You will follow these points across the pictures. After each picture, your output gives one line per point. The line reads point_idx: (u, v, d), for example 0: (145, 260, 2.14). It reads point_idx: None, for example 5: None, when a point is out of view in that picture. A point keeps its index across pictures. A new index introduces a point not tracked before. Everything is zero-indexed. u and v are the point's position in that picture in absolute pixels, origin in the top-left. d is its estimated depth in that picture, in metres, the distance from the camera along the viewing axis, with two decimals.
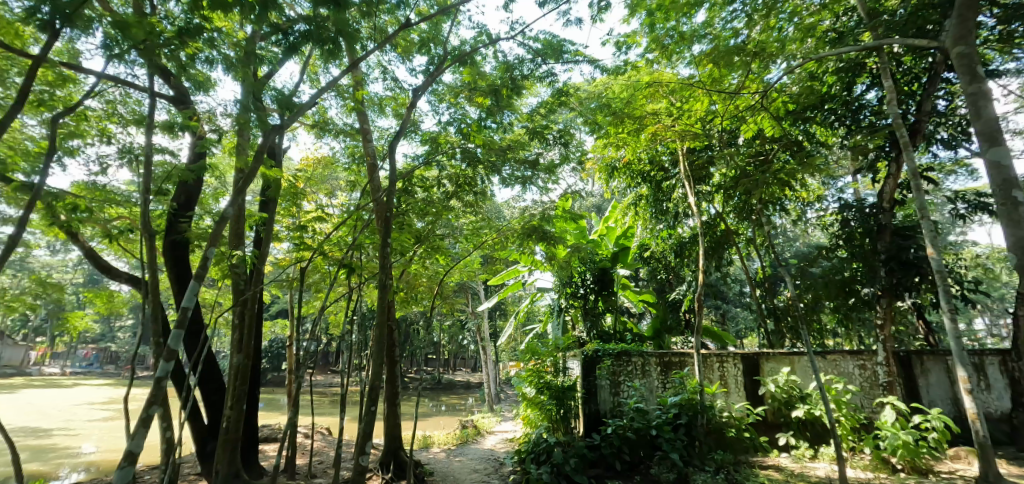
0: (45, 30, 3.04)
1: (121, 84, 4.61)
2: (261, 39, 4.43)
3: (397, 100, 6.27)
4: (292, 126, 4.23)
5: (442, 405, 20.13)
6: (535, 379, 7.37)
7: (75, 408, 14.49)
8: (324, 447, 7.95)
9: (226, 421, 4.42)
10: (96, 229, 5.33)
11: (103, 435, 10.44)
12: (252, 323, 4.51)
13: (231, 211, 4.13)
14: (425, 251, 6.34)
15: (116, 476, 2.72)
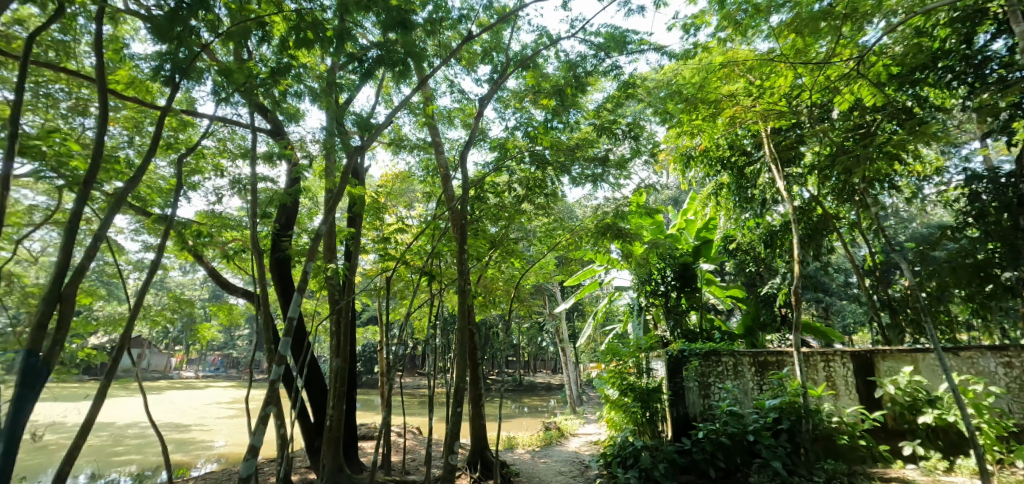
0: (168, 84, 3.54)
1: (229, 123, 5.22)
2: (340, 69, 4.79)
3: (465, 111, 6.46)
4: (371, 146, 4.52)
5: (525, 407, 20.33)
6: (618, 380, 7.27)
7: (208, 407, 16.62)
8: (416, 445, 8.38)
9: (329, 420, 4.80)
10: (217, 252, 6.08)
11: (231, 431, 11.87)
12: (348, 329, 4.87)
13: (323, 229, 4.49)
14: (502, 255, 6.51)
15: (244, 467, 3.07)
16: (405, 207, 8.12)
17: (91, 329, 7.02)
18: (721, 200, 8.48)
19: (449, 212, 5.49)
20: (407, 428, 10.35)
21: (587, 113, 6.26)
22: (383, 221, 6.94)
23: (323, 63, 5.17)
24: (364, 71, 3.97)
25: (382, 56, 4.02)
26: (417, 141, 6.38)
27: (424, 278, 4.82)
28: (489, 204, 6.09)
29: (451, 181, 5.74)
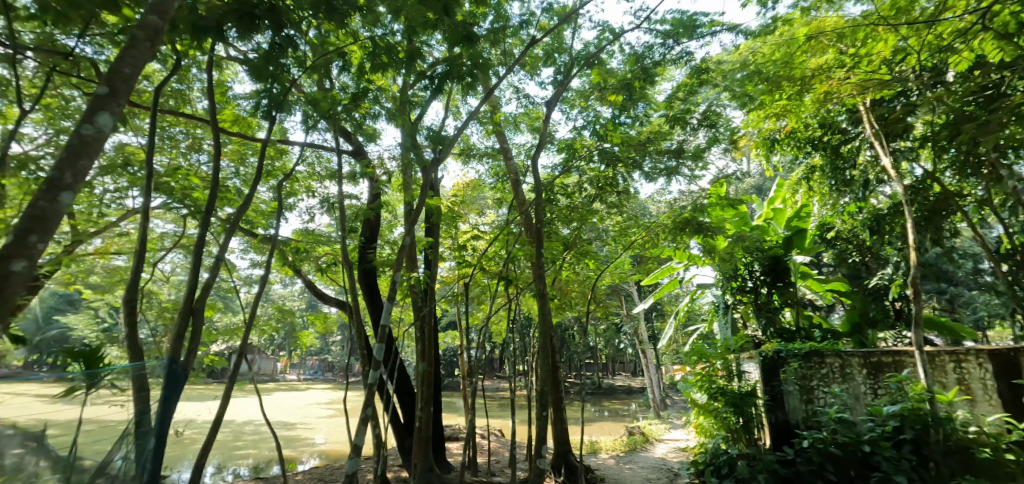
0: (267, 118, 3.93)
1: (318, 148, 5.68)
2: (411, 87, 5.03)
3: (531, 115, 6.49)
4: (444, 158, 4.68)
5: (606, 410, 19.87)
6: (707, 384, 6.85)
7: (310, 408, 18.14)
8: (499, 448, 8.52)
9: (419, 422, 5.02)
10: (313, 266, 6.64)
11: (331, 430, 12.86)
12: (432, 335, 5.07)
13: (405, 241, 4.74)
14: (575, 257, 6.41)
15: (348, 465, 3.30)
16: (477, 214, 8.32)
17: (214, 338, 7.97)
18: (815, 185, 7.72)
19: (521, 217, 5.52)
20: (490, 431, 10.55)
21: (657, 105, 6.01)
22: (456, 229, 7.15)
23: (395, 83, 5.46)
24: (434, 87, 4.13)
25: (449, 70, 4.14)
26: (486, 149, 6.50)
27: (501, 283, 4.89)
28: (561, 206, 6.05)
29: (521, 186, 5.77)
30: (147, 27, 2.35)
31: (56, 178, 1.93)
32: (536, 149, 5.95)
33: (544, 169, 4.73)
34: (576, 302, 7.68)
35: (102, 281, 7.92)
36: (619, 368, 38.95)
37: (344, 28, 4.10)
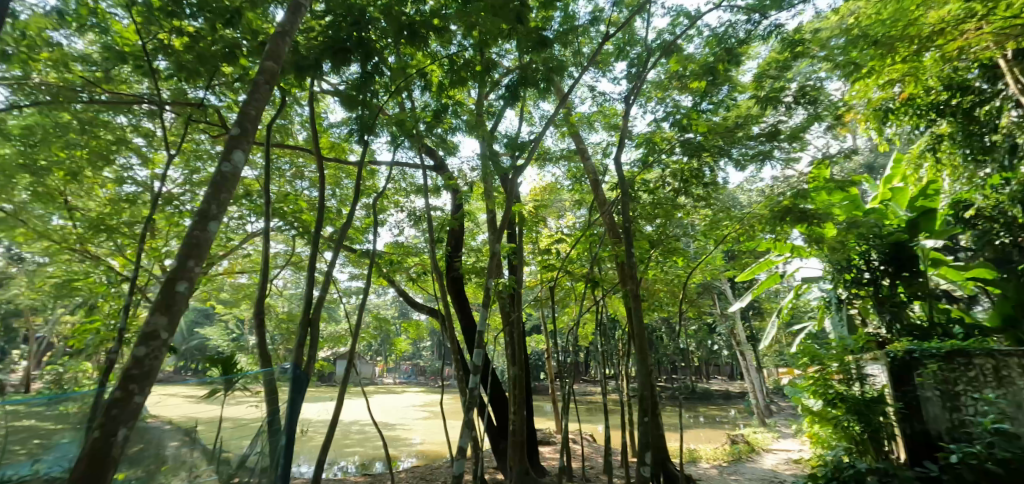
0: (360, 142, 4.27)
1: (404, 165, 6.04)
2: (486, 98, 5.16)
3: (606, 113, 6.35)
4: (522, 164, 4.72)
5: (703, 416, 18.69)
6: (821, 389, 6.15)
7: (407, 409, 19.21)
8: (593, 453, 8.36)
9: (513, 426, 5.09)
10: (405, 276, 7.06)
11: (427, 431, 13.50)
12: (521, 339, 5.12)
13: (490, 248, 4.86)
14: (661, 255, 6.11)
15: (454, 466, 3.43)
16: (556, 217, 8.29)
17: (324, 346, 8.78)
18: (945, 157, 6.66)
19: (602, 217, 5.41)
20: (582, 436, 10.39)
21: (744, 88, 5.58)
22: (536, 234, 7.18)
23: (471, 96, 5.64)
24: (508, 95, 4.20)
25: (522, 77, 4.19)
26: (561, 151, 6.46)
27: (587, 285, 4.81)
28: (644, 203, 5.82)
29: (600, 185, 5.66)
30: (266, 72, 2.67)
31: (206, 212, 2.27)
32: (612, 146, 5.78)
33: (624, 165, 4.59)
34: (666, 302, 7.35)
35: (232, 297, 9.09)
36: (714, 371, 36.48)
37: (422, 49, 4.33)
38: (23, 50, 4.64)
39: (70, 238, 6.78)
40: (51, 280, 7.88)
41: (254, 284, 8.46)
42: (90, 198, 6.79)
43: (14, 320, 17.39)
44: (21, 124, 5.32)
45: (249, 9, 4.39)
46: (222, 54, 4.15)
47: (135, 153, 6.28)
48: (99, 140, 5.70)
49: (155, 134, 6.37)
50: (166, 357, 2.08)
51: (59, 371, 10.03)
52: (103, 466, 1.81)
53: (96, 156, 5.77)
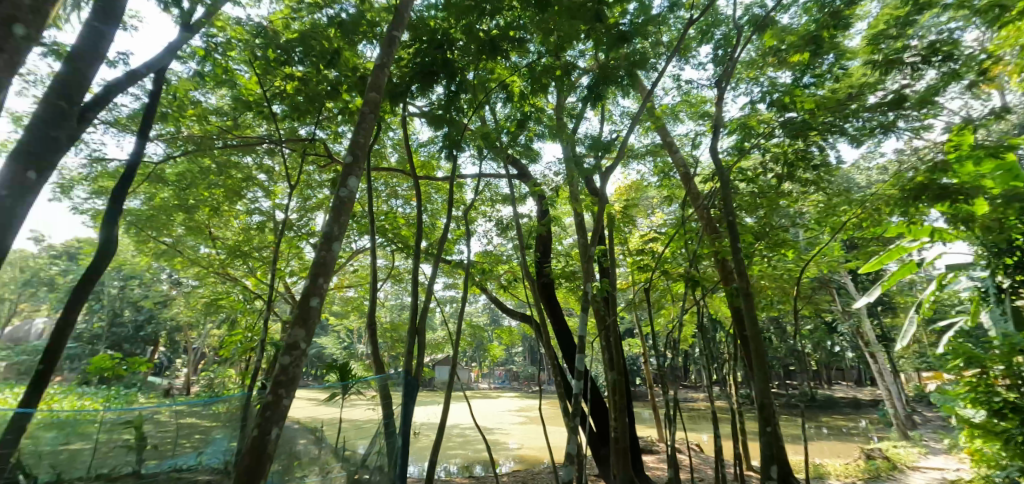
0: (448, 158, 4.49)
1: (489, 176, 6.23)
2: (565, 102, 5.16)
3: (692, 102, 6.02)
4: (606, 164, 4.61)
5: (826, 427, 16.66)
6: (978, 398, 5.19)
7: (503, 414, 19.59)
8: (701, 465, 7.81)
9: (614, 432, 4.93)
10: (496, 283, 7.24)
11: (525, 436, 13.65)
12: (619, 342, 4.97)
13: (580, 250, 4.81)
14: (768, 249, 5.38)
15: (564, 472, 3.42)
16: (644, 216, 8.00)
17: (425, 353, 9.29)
18: None
19: (697, 210, 5.10)
20: (687, 446, 9.78)
21: (855, 54, 4.96)
22: (624, 234, 6.98)
23: (550, 102, 5.67)
24: (589, 96, 4.16)
25: (601, 74, 4.11)
26: (645, 147, 6.19)
27: (687, 284, 4.52)
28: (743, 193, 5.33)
29: (691, 177, 5.33)
30: (370, 102, 2.92)
31: (330, 234, 2.53)
32: (702, 135, 5.42)
33: (718, 153, 4.28)
34: (776, 301, 6.68)
35: (343, 309, 9.99)
36: (837, 376, 32.41)
37: (501, 61, 4.45)
38: (176, 109, 5.56)
39: (215, 263, 7.92)
40: (202, 300, 9.28)
41: (361, 297, 9.22)
42: (228, 229, 7.90)
43: (176, 335, 20.68)
44: (176, 170, 6.36)
45: (347, 48, 4.85)
46: (326, 91, 4.62)
47: (261, 187, 7.19)
48: (233, 178, 6.63)
49: (275, 168, 7.25)
50: (304, 364, 2.34)
51: (211, 378, 11.73)
52: (262, 459, 2.08)
53: (232, 192, 6.71)
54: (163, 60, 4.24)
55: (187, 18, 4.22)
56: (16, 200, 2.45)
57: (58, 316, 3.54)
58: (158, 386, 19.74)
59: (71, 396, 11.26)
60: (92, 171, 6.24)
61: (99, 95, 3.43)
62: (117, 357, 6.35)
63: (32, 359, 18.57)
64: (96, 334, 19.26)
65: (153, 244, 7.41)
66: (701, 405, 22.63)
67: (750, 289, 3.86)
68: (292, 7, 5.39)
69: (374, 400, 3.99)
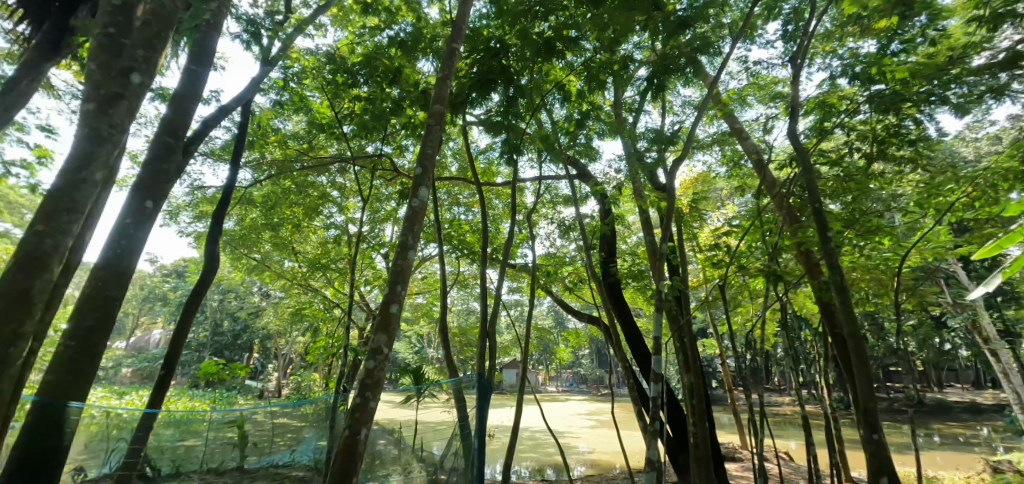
0: (508, 163, 4.54)
1: (548, 178, 6.22)
2: (624, 97, 5.03)
3: (762, 85, 5.64)
4: (669, 158, 4.42)
5: (940, 435, 14.80)
6: None
7: (573, 418, 19.38)
8: (793, 474, 7.23)
9: (694, 437, 4.70)
10: (561, 285, 7.19)
11: (597, 439, 13.40)
12: (694, 343, 4.74)
13: (647, 248, 4.66)
14: (858, 237, 4.85)
15: (647, 477, 3.29)
16: (714, 209, 7.59)
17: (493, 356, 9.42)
18: None
19: (774, 199, 4.76)
20: (774, 454, 9.10)
21: (954, 12, 4.39)
22: (693, 230, 6.66)
23: (607, 98, 5.55)
24: (648, 88, 4.02)
25: (660, 64, 3.96)
26: (711, 136, 5.88)
27: (767, 279, 4.22)
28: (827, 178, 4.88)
29: (765, 164, 4.98)
30: (436, 114, 3.04)
31: (405, 243, 2.65)
32: (775, 119, 5.06)
33: (796, 137, 3.96)
34: (872, 294, 6.06)
35: (414, 315, 10.40)
36: (951, 378, 28.75)
37: (555, 62, 4.43)
38: (260, 136, 6.10)
39: (298, 276, 8.58)
40: (289, 310, 10.06)
41: (430, 303, 9.55)
42: (308, 243, 8.52)
43: (267, 343, 22.57)
44: (262, 192, 6.97)
45: (407, 65, 5.07)
46: (390, 108, 4.85)
47: (335, 203, 7.69)
48: (311, 197, 7.15)
49: (347, 184, 7.72)
50: (388, 367, 2.46)
51: (300, 381, 12.67)
52: (353, 457, 2.21)
53: (310, 209, 7.23)
54: (248, 93, 4.67)
55: (266, 53, 4.62)
56: (136, 227, 2.86)
57: (175, 328, 4.00)
58: (253, 389, 21.63)
59: (184, 398, 12.63)
60: (194, 197, 7.00)
61: (199, 130, 3.85)
62: (220, 363, 7.04)
63: (152, 366, 21.09)
64: (202, 343, 21.53)
65: (246, 260, 8.15)
66: (788, 410, 21.00)
67: (843, 282, 3.53)
68: (356, 33, 5.73)
69: (448, 403, 4.10)
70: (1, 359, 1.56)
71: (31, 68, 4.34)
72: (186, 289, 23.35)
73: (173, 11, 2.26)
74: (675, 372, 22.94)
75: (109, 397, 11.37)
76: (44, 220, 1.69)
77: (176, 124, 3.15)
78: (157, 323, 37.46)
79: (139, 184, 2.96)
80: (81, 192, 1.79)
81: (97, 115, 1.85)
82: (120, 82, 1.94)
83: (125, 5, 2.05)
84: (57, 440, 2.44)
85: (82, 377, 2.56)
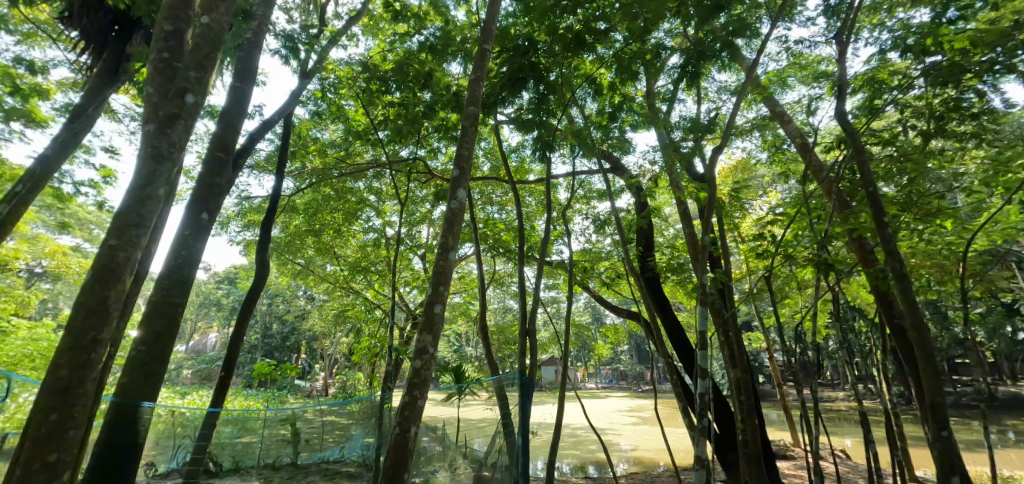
0: (541, 160, 4.53)
1: (582, 173, 6.16)
2: (657, 86, 4.91)
3: (804, 65, 5.37)
4: (707, 146, 4.28)
5: (1016, 432, 13.71)
6: None
7: (614, 414, 19.18)
8: (851, 474, 6.86)
9: (743, 434, 4.55)
10: (598, 281, 7.12)
11: (639, 436, 13.18)
12: (739, 337, 4.57)
13: (687, 241, 4.53)
14: (916, 221, 4.56)
15: (695, 476, 3.20)
16: (756, 197, 7.30)
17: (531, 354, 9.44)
18: None
19: (821, 184, 4.53)
20: (830, 452, 8.66)
21: None
22: (734, 220, 6.43)
23: (639, 89, 5.44)
24: (683, 76, 3.91)
25: (694, 50, 3.85)
26: (750, 122, 5.66)
27: (817, 269, 4.02)
28: (879, 159, 4.59)
29: (809, 148, 4.74)
30: (470, 116, 3.07)
31: (445, 244, 2.70)
32: (819, 100, 4.81)
33: (844, 118, 3.76)
34: (934, 282, 5.67)
35: (452, 315, 10.56)
36: None
37: (585, 56, 4.39)
38: (300, 146, 6.34)
39: (340, 279, 8.87)
40: (333, 312, 10.43)
41: (467, 302, 9.66)
42: (348, 247, 8.78)
43: (314, 344, 23.48)
44: (304, 200, 7.25)
45: (437, 69, 5.14)
46: (422, 112, 4.92)
47: (372, 207, 7.90)
48: (350, 202, 7.37)
49: (383, 189, 7.91)
50: (434, 367, 2.51)
51: (345, 381, 13.11)
52: (405, 454, 2.28)
53: (350, 214, 7.46)
54: (288, 106, 4.86)
55: (304, 66, 4.80)
56: (194, 238, 3.03)
57: (232, 332, 4.22)
58: (302, 389, 22.56)
59: (239, 398, 13.32)
60: (242, 207, 7.35)
61: (246, 144, 4.03)
62: (271, 364, 7.37)
63: (209, 367, 22.36)
64: (254, 345, 22.63)
65: (291, 265, 8.50)
66: (842, 405, 19.99)
67: (902, 270, 3.32)
68: (387, 40, 5.86)
69: (490, 400, 4.15)
70: (83, 363, 1.69)
71: (95, 94, 4.67)
72: (237, 294, 24.60)
73: (220, 31, 2.38)
74: (719, 368, 22.26)
75: (172, 397, 12.13)
76: (115, 234, 1.82)
77: (225, 140, 3.29)
78: (213, 327, 39.60)
79: (195, 196, 3.14)
80: (146, 207, 1.91)
81: (157, 134, 1.98)
82: (176, 103, 2.07)
83: (176, 31, 2.20)
84: (132, 437, 2.65)
85: (151, 379, 2.74)
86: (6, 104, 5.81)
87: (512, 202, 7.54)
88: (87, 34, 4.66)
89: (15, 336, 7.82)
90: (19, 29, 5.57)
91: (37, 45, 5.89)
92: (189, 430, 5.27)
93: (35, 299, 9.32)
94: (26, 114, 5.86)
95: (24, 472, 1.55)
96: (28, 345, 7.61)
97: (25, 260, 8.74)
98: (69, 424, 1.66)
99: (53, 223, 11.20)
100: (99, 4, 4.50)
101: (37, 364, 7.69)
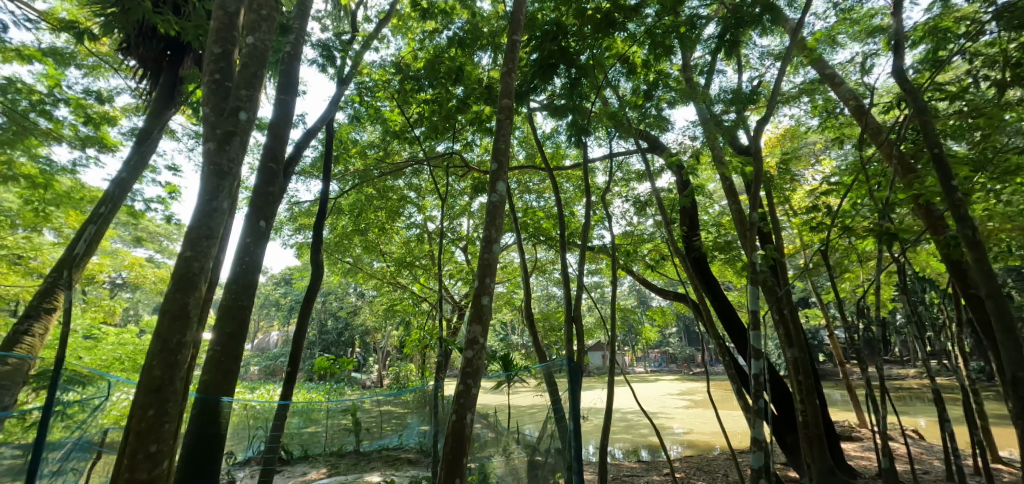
0: (577, 145, 4.44)
1: (618, 155, 6.05)
2: (693, 59, 4.75)
3: (855, 20, 5.00)
4: (748, 118, 4.08)
5: None
6: None
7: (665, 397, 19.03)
8: (924, 454, 6.49)
9: (802, 415, 4.40)
10: (641, 264, 7.01)
11: (691, 418, 12.96)
12: (794, 315, 4.39)
13: (735, 218, 4.34)
14: (994, 180, 4.16)
15: (752, 458, 3.15)
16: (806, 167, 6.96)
17: None
18: None
19: (880, 149, 4.22)
20: (901, 433, 8.22)
21: None
22: (784, 192, 6.14)
23: (675, 63, 5.29)
24: (720, 47, 3.73)
25: (731, 18, 3.66)
26: (798, 86, 5.36)
27: (878, 240, 3.76)
28: (947, 116, 4.22)
29: (866, 109, 4.42)
30: (504, 108, 3.09)
31: (489, 237, 2.74)
32: (874, 57, 4.47)
33: (902, 75, 3.47)
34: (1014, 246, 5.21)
35: (498, 304, 10.80)
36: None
37: (616, 34, 4.27)
38: (342, 149, 6.61)
39: (387, 274, 9.23)
40: (383, 306, 10.88)
41: (510, 291, 9.86)
42: (392, 243, 8.97)
43: (367, 338, 24.57)
44: (349, 201, 7.55)
45: (467, 63, 5.16)
46: (455, 106, 5.00)
47: (414, 203, 8.17)
48: (392, 200, 7.63)
49: (422, 185, 8.13)
50: (485, 356, 2.58)
51: (399, 373, 13.70)
52: (462, 441, 2.37)
53: (393, 211, 7.70)
54: (329, 113, 5.05)
55: (340, 72, 4.96)
56: (255, 244, 3.25)
57: (295, 330, 4.47)
58: (359, 381, 23.61)
59: (303, 391, 14.18)
60: (293, 212, 7.75)
61: (293, 153, 4.23)
62: (331, 359, 7.76)
63: (274, 364, 23.82)
64: (313, 342, 23.99)
65: (341, 264, 8.95)
66: (913, 382, 18.81)
67: (976, 235, 3.05)
68: (416, 38, 5.95)
69: (540, 387, 4.30)
70: (172, 363, 1.87)
71: (157, 116, 4.99)
72: (294, 294, 25.95)
73: (264, 49, 2.50)
74: (774, 348, 21.47)
75: (243, 392, 13.07)
76: (189, 246, 2.00)
77: (275, 150, 3.45)
78: (274, 327, 42.15)
79: (251, 207, 3.34)
80: (213, 220, 2.07)
81: (216, 152, 2.14)
82: (230, 121, 2.22)
83: (225, 52, 2.34)
84: (217, 428, 2.89)
85: (228, 375, 2.98)
86: (80, 132, 6.32)
87: (550, 189, 7.62)
88: (144, 62, 5.07)
89: (106, 341, 8.62)
90: (84, 63, 6.04)
91: (101, 76, 6.37)
92: (263, 422, 5.72)
93: (119, 308, 10.21)
94: (98, 140, 6.36)
95: (131, 461, 1.75)
96: (117, 350, 8.46)
97: (109, 272, 9.57)
98: (165, 417, 1.85)
99: (128, 237, 12.13)
100: (152, 33, 4.88)
101: (126, 366, 8.47)
